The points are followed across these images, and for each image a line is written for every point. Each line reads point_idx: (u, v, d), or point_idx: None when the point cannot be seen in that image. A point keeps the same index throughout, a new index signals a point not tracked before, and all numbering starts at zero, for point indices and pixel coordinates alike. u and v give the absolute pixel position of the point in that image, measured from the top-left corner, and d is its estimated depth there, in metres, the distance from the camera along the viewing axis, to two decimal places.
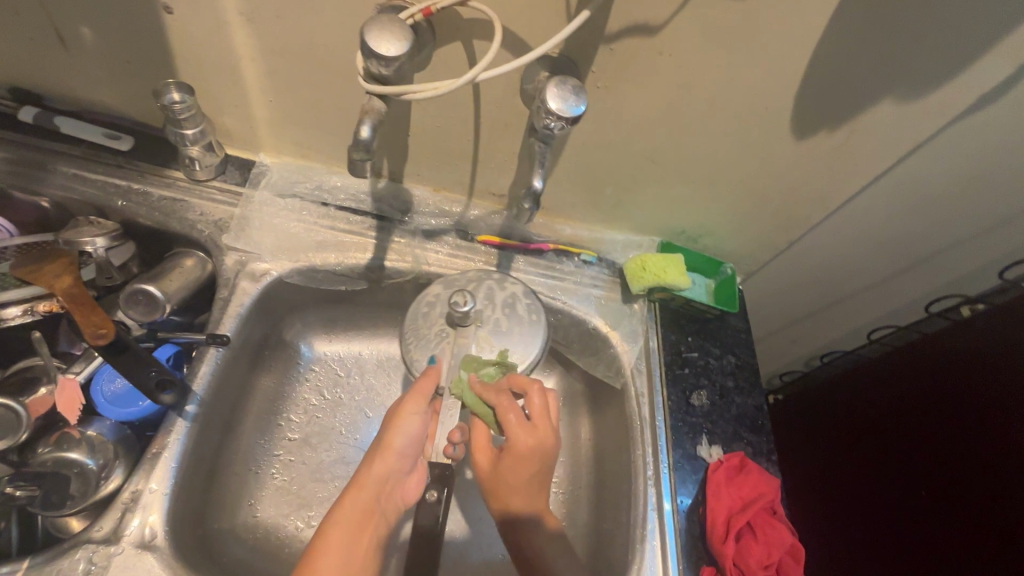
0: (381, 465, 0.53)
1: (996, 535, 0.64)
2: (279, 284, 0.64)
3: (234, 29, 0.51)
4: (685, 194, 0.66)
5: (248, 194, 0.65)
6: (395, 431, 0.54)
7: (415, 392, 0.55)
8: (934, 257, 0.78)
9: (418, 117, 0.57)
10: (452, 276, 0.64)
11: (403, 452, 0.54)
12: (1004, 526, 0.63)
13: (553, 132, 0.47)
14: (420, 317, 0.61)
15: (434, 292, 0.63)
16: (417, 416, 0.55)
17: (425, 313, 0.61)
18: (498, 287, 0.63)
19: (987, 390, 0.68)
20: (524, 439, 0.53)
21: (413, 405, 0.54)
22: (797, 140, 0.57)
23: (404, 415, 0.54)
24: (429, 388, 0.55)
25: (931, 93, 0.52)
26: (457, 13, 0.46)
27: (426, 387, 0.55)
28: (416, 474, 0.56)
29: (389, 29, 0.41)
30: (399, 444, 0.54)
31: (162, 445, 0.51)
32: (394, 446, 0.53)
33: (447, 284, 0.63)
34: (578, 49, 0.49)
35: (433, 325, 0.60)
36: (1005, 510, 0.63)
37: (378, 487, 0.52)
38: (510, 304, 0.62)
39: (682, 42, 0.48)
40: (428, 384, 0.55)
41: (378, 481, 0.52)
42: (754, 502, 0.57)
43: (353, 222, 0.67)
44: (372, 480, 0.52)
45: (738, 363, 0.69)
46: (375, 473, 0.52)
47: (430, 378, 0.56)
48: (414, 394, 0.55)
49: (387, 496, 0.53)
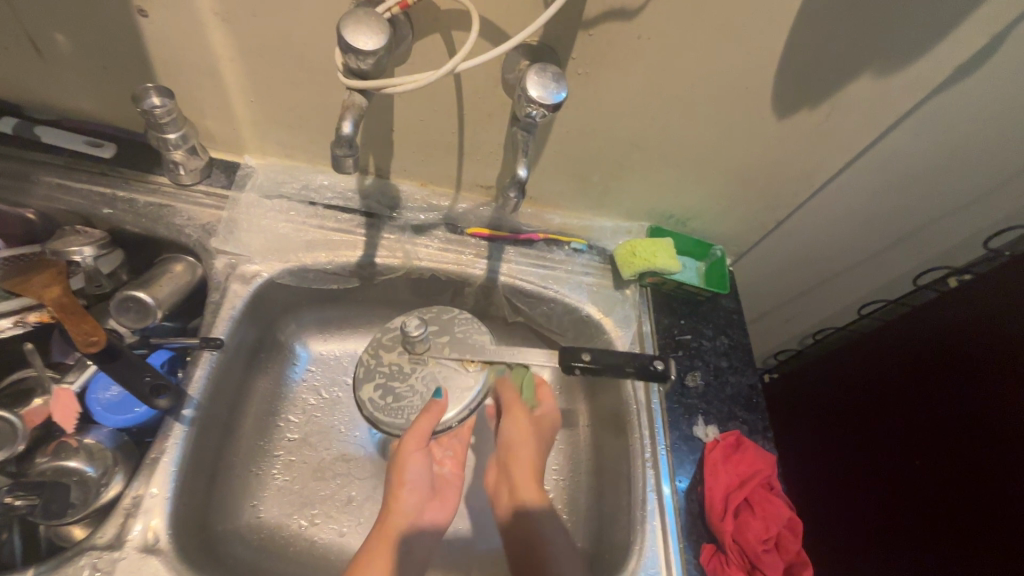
0: (400, 501, 0.57)
1: (991, 498, 0.65)
2: (270, 286, 0.63)
3: (211, 30, 0.50)
4: (673, 177, 0.66)
5: (235, 196, 0.64)
6: (402, 472, 0.57)
7: (415, 432, 0.56)
8: (923, 229, 0.79)
9: (401, 109, 0.57)
10: (366, 363, 0.61)
11: (415, 486, 0.57)
12: (999, 491, 0.64)
13: (535, 120, 0.46)
14: (397, 410, 0.59)
15: (370, 390, 0.60)
16: (417, 454, 0.57)
17: (390, 401, 0.59)
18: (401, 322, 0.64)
19: (979, 358, 0.69)
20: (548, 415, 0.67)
21: (413, 447, 0.56)
22: (779, 119, 0.58)
23: (407, 454, 0.57)
24: (429, 427, 0.56)
25: (909, 67, 0.52)
26: (434, 4, 0.46)
27: (425, 427, 0.56)
28: (437, 499, 0.60)
29: (366, 21, 0.40)
30: (412, 478, 0.57)
31: (161, 449, 0.51)
32: (405, 483, 0.57)
33: (369, 373, 0.60)
34: (558, 35, 0.50)
35: (414, 388, 0.60)
36: (1000, 474, 0.64)
37: (405, 517, 0.56)
38: (449, 324, 0.64)
39: (661, 24, 0.49)
40: (426, 423, 0.56)
41: (403, 512, 0.56)
42: (751, 479, 0.58)
43: (341, 220, 0.67)
44: (396, 513, 0.56)
45: (731, 343, 0.70)
46: (399, 507, 0.56)
47: (430, 417, 0.56)
48: (413, 434, 0.56)
49: (418, 525, 0.57)
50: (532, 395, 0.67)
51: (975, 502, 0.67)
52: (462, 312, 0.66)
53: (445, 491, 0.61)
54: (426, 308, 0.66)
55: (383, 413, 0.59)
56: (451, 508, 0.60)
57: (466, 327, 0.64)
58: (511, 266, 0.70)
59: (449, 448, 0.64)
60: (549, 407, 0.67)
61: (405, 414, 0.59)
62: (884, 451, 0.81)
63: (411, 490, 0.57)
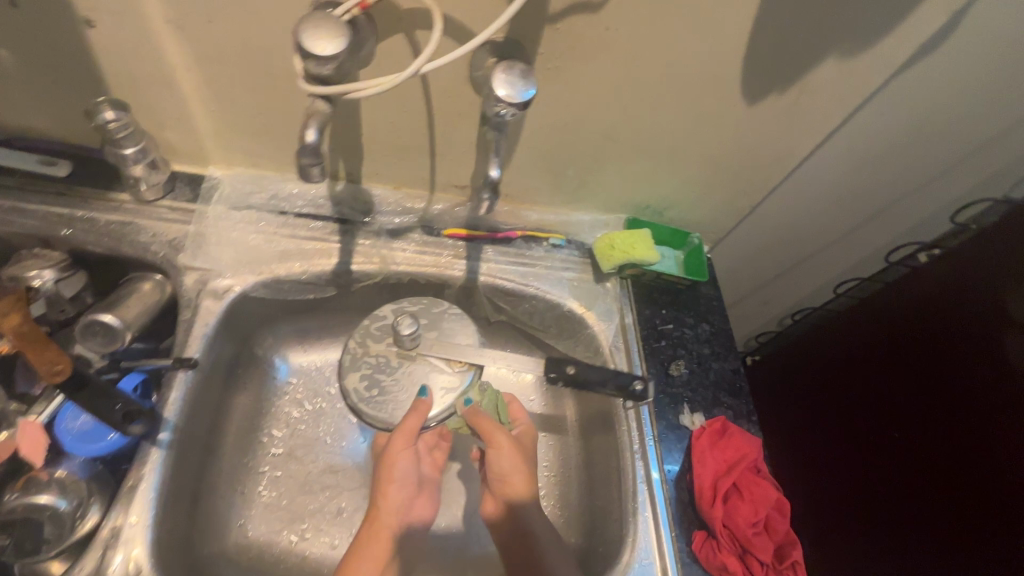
0: (388, 499, 0.56)
1: (970, 468, 0.67)
2: (244, 300, 0.61)
3: (165, 38, 0.48)
4: (647, 168, 0.66)
5: (202, 210, 0.62)
6: (390, 470, 0.56)
7: (403, 430, 0.56)
8: (892, 207, 0.81)
9: (370, 111, 0.56)
10: (353, 351, 0.62)
11: (403, 484, 0.56)
12: (979, 461, 0.66)
13: (506, 120, 0.45)
14: (382, 403, 0.59)
15: (355, 379, 0.60)
16: (407, 453, 0.57)
17: (376, 393, 0.60)
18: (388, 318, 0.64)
19: (957, 332, 0.70)
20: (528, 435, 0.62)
21: (404, 442, 0.56)
22: (749, 105, 0.58)
23: (396, 452, 0.56)
24: (417, 425, 0.56)
25: (872, 49, 0.53)
26: (396, 4, 0.45)
27: (413, 423, 0.56)
28: (421, 496, 0.59)
29: (325, 25, 0.39)
30: (401, 475, 0.56)
31: (138, 476, 0.49)
32: (395, 481, 0.56)
33: (355, 364, 0.61)
34: (524, 30, 0.49)
35: (399, 382, 0.60)
36: (979, 444, 0.66)
37: (394, 516, 0.55)
38: (436, 319, 0.64)
39: (627, 16, 0.48)
40: (413, 420, 0.56)
41: (392, 511, 0.55)
42: (738, 464, 0.59)
43: (314, 228, 0.65)
44: (386, 513, 0.55)
45: (712, 330, 0.71)
46: (387, 506, 0.55)
47: (418, 414, 0.56)
48: (401, 431, 0.56)
49: (406, 523, 0.56)
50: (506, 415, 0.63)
51: (955, 474, 0.68)
52: (450, 305, 0.66)
53: (430, 487, 0.61)
54: (407, 300, 0.67)
55: (369, 405, 0.59)
56: (435, 504, 0.60)
57: (454, 325, 0.64)
58: (490, 266, 0.69)
59: (432, 448, 0.63)
60: (523, 423, 0.63)
61: (389, 409, 0.59)
62: (867, 425, 0.83)
63: (398, 488, 0.56)
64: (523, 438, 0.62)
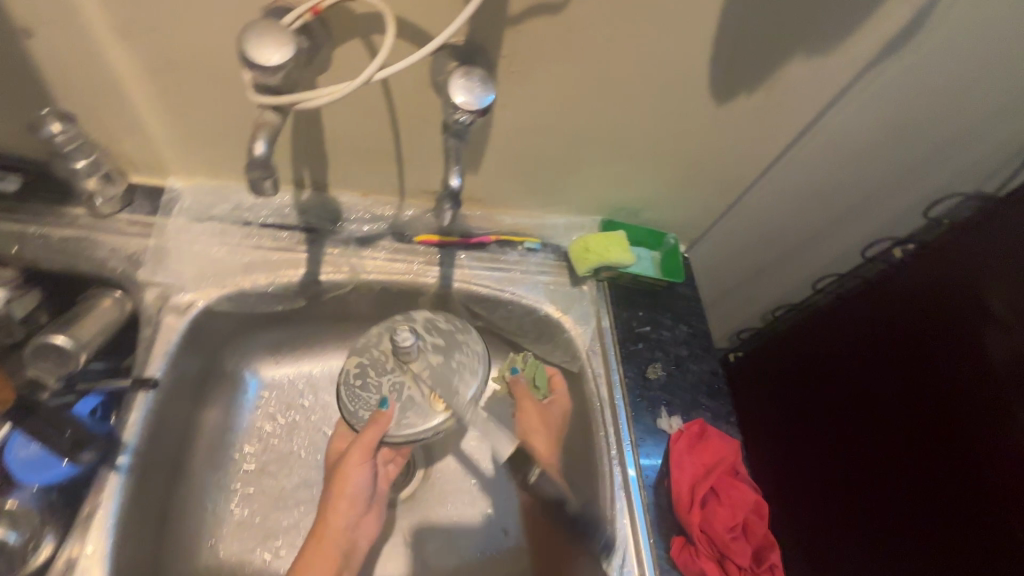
0: (337, 514, 0.56)
1: (952, 468, 0.67)
2: (208, 314, 0.59)
3: (111, 46, 0.46)
4: (620, 170, 0.65)
5: (162, 223, 0.60)
6: (345, 483, 0.56)
7: (360, 443, 0.54)
8: (868, 202, 0.80)
9: (332, 119, 0.55)
10: (365, 339, 0.60)
11: (352, 499, 0.57)
12: (962, 463, 0.66)
13: (466, 128, 0.44)
14: (355, 398, 0.56)
15: (352, 363, 0.58)
16: (362, 469, 0.56)
17: (359, 386, 0.57)
18: (415, 322, 0.61)
19: (936, 333, 0.71)
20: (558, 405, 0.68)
21: (359, 459, 0.55)
22: (719, 105, 0.57)
23: (353, 465, 0.55)
24: (373, 439, 0.54)
25: (838, 46, 0.52)
26: (349, 9, 0.44)
27: (371, 437, 0.54)
28: (370, 513, 0.60)
29: (268, 33, 0.37)
30: (353, 491, 0.57)
31: (95, 504, 0.47)
32: (344, 495, 0.56)
33: (361, 351, 0.59)
34: (485, 32, 0.47)
35: (381, 386, 0.57)
36: (962, 445, 0.67)
37: (340, 530, 0.56)
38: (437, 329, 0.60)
39: (589, 17, 0.47)
40: (371, 434, 0.54)
41: (340, 526, 0.56)
42: (716, 467, 0.58)
43: (281, 238, 0.63)
44: (333, 527, 0.56)
45: (690, 330, 0.71)
46: (334, 522, 0.56)
47: (377, 426, 0.54)
48: (359, 444, 0.54)
49: (351, 538, 0.57)
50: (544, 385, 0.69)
51: (939, 474, 0.69)
52: (463, 323, 0.62)
53: (379, 504, 0.61)
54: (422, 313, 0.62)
55: (345, 390, 0.56)
56: (380, 522, 0.61)
57: (464, 363, 0.58)
58: (464, 271, 0.68)
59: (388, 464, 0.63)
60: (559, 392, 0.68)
61: (357, 407, 0.56)
62: (849, 424, 0.83)
63: (348, 504, 0.56)
64: (552, 407, 0.68)
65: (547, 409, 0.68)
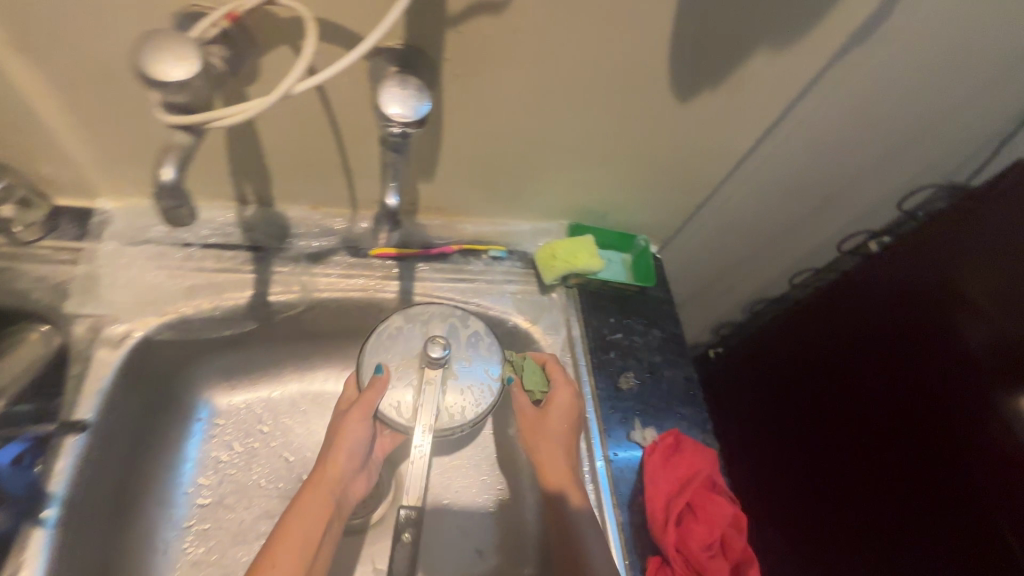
0: (334, 465, 0.52)
1: (935, 466, 0.66)
2: (147, 344, 0.55)
3: (7, 61, 0.42)
4: (583, 173, 0.62)
5: (91, 248, 0.56)
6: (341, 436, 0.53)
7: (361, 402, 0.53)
8: (841, 195, 0.79)
9: (269, 131, 0.51)
10: (416, 310, 0.59)
11: (349, 456, 0.53)
12: (945, 461, 0.65)
13: (404, 141, 0.40)
14: (378, 354, 0.56)
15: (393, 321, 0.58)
16: (361, 427, 0.53)
17: (386, 346, 0.57)
18: (461, 325, 0.59)
19: (916, 328, 0.69)
20: (563, 395, 0.58)
21: (357, 416, 0.53)
22: (682, 103, 0.54)
23: (350, 421, 0.53)
24: (371, 402, 0.53)
25: (802, 39, 0.50)
26: (270, 14, 0.40)
27: (370, 399, 0.53)
28: (364, 472, 0.57)
29: (167, 44, 0.33)
30: (349, 447, 0.53)
31: (19, 563, 0.44)
32: (341, 448, 0.53)
33: (408, 318, 0.58)
34: (425, 34, 0.44)
35: (400, 356, 0.56)
36: (944, 443, 0.65)
37: (335, 481, 0.52)
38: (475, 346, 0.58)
39: (535, 15, 0.44)
40: (373, 394, 0.53)
41: (335, 477, 0.52)
42: (692, 481, 0.56)
43: (225, 258, 0.59)
44: (331, 476, 0.52)
45: (663, 335, 0.68)
46: (329, 472, 0.52)
47: (375, 391, 0.53)
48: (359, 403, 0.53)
49: (344, 492, 0.53)
50: (539, 381, 0.60)
51: (922, 473, 0.67)
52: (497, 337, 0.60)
53: (371, 467, 0.58)
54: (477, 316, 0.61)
55: (377, 339, 0.57)
56: (372, 483, 0.57)
57: (465, 404, 0.55)
58: (425, 284, 0.65)
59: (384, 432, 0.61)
60: (559, 385, 0.59)
61: (370, 362, 0.56)
62: (833, 421, 0.82)
63: (345, 459, 0.53)
64: (557, 402, 0.58)
65: (547, 413, 0.58)
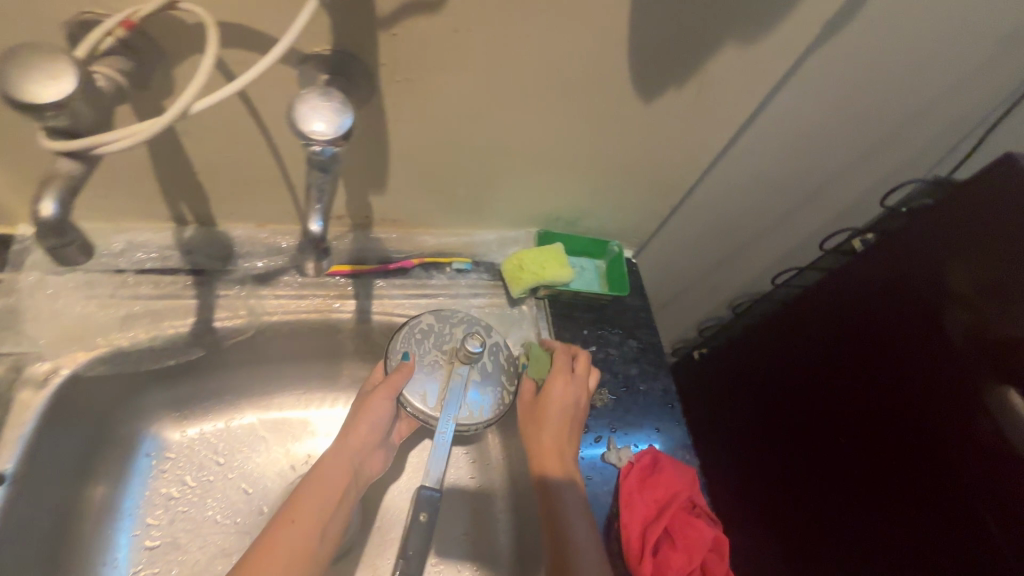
0: (356, 435, 0.50)
1: (919, 471, 0.63)
2: (78, 381, 0.51)
3: None
4: (547, 180, 0.59)
5: (11, 279, 0.52)
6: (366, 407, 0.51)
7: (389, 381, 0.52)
8: (822, 191, 0.75)
9: (197, 148, 0.47)
10: (449, 313, 0.58)
11: (370, 428, 0.51)
12: (928, 465, 0.62)
13: (329, 160, 0.36)
14: (410, 342, 0.55)
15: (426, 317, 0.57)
16: (388, 403, 0.51)
17: (417, 337, 0.55)
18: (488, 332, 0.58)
19: (901, 326, 0.66)
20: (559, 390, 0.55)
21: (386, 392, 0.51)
22: (645, 104, 0.51)
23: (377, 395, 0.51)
24: (401, 382, 0.51)
25: (770, 33, 0.46)
26: (174, 22, 0.36)
27: (397, 381, 0.52)
28: (383, 449, 0.54)
29: (37, 62, 0.29)
30: (372, 419, 0.51)
31: None
32: (364, 419, 0.51)
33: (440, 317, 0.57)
34: (354, 39, 0.40)
35: (430, 350, 0.55)
36: (929, 445, 0.62)
37: (356, 452, 0.50)
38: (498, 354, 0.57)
39: (476, 14, 0.40)
40: (400, 377, 0.52)
41: (355, 449, 0.50)
42: (669, 505, 0.53)
43: (163, 283, 0.55)
44: (351, 446, 0.50)
45: (640, 346, 0.65)
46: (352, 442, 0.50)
47: (404, 372, 0.52)
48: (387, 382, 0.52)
49: (363, 464, 0.51)
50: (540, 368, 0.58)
51: (907, 477, 0.64)
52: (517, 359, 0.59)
53: (388, 446, 0.55)
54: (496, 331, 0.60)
55: (410, 328, 0.56)
56: (387, 463, 0.55)
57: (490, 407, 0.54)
58: (385, 301, 0.60)
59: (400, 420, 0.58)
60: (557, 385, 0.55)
61: (398, 350, 0.54)
62: (817, 425, 0.79)
63: (366, 433, 0.51)
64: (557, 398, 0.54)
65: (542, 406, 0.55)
